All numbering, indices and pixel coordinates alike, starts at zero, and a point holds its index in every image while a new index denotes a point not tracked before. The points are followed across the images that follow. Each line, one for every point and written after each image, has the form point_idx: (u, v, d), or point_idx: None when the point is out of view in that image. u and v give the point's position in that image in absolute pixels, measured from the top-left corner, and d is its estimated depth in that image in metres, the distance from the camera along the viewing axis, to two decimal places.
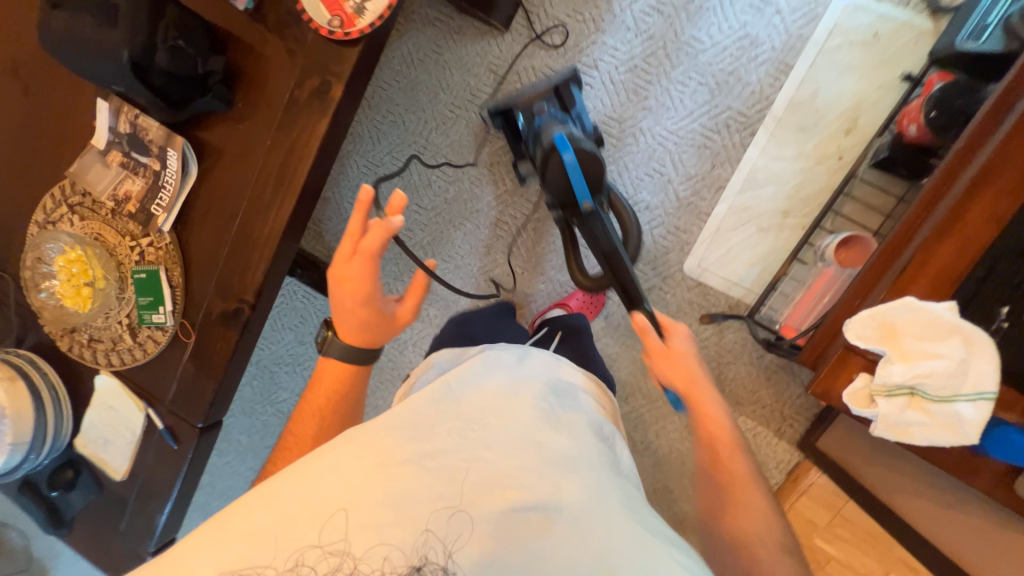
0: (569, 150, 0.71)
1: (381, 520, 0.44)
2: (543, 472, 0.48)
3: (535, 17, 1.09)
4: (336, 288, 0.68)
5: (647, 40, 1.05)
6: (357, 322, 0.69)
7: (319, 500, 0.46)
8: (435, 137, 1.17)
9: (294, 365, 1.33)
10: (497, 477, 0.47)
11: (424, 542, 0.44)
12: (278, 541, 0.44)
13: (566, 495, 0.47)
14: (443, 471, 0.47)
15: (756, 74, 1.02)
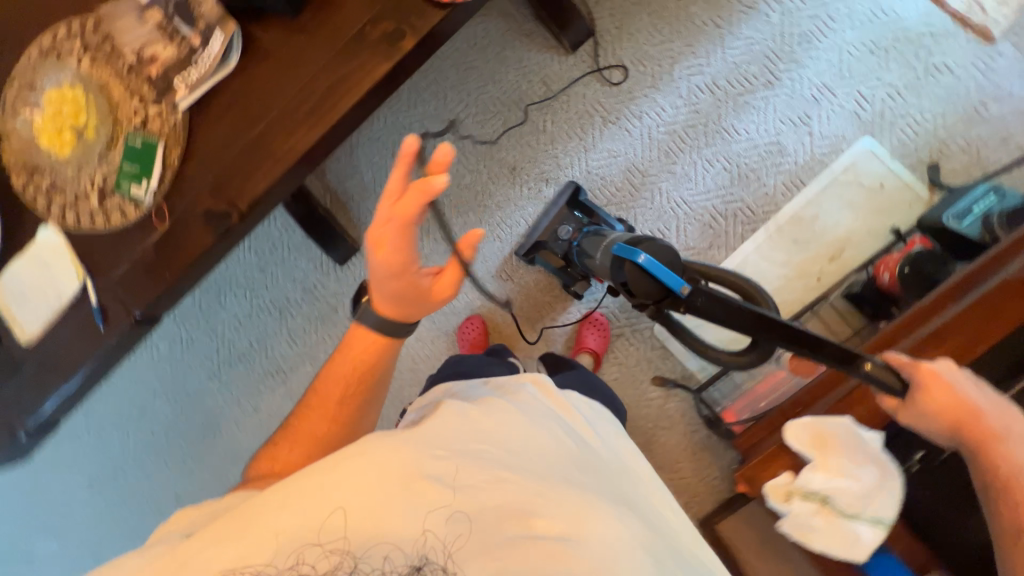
0: (635, 251, 0.57)
1: (382, 529, 0.45)
2: (563, 505, 0.49)
3: (602, 52, 1.14)
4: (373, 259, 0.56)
5: (692, 112, 1.12)
6: (396, 296, 0.58)
7: (312, 505, 0.45)
8: (470, 123, 1.17)
9: (247, 289, 1.28)
10: (520, 499, 0.49)
11: (428, 541, 0.46)
12: (278, 539, 0.44)
13: (584, 523, 0.49)
14: (451, 483, 0.48)
15: (774, 179, 1.10)
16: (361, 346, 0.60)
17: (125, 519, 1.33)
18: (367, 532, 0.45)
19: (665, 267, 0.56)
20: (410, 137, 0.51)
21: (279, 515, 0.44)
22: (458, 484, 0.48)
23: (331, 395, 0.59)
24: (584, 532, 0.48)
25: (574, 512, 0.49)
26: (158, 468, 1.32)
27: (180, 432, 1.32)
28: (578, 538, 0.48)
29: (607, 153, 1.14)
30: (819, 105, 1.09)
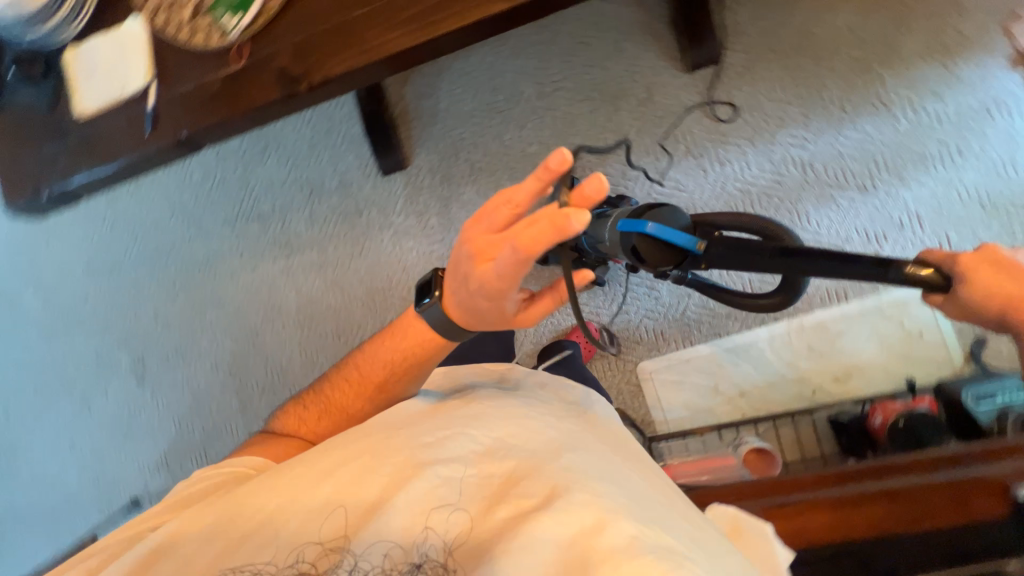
0: (643, 223, 0.63)
1: (377, 531, 0.49)
2: (545, 478, 0.50)
3: (717, 86, 1.10)
4: (471, 263, 0.54)
5: (775, 182, 1.08)
6: (472, 304, 0.57)
7: (309, 496, 0.52)
8: (560, 98, 1.17)
9: (292, 159, 1.30)
10: (496, 474, 0.52)
11: (427, 542, 0.49)
12: (289, 536, 0.50)
13: (566, 486, 0.48)
14: (438, 488, 0.50)
15: (818, 281, 1.07)
16: (418, 336, 0.64)
17: (108, 310, 1.43)
18: (360, 528, 0.49)
19: (671, 231, 0.63)
20: (563, 150, 0.48)
21: (273, 506, 0.52)
22: (445, 487, 0.51)
23: (373, 374, 0.66)
24: (573, 497, 0.47)
25: (555, 483, 0.49)
26: (151, 280, 1.40)
27: (182, 258, 1.38)
28: (569, 505, 0.47)
29: (676, 184, 1.11)
30: (901, 231, 1.04)
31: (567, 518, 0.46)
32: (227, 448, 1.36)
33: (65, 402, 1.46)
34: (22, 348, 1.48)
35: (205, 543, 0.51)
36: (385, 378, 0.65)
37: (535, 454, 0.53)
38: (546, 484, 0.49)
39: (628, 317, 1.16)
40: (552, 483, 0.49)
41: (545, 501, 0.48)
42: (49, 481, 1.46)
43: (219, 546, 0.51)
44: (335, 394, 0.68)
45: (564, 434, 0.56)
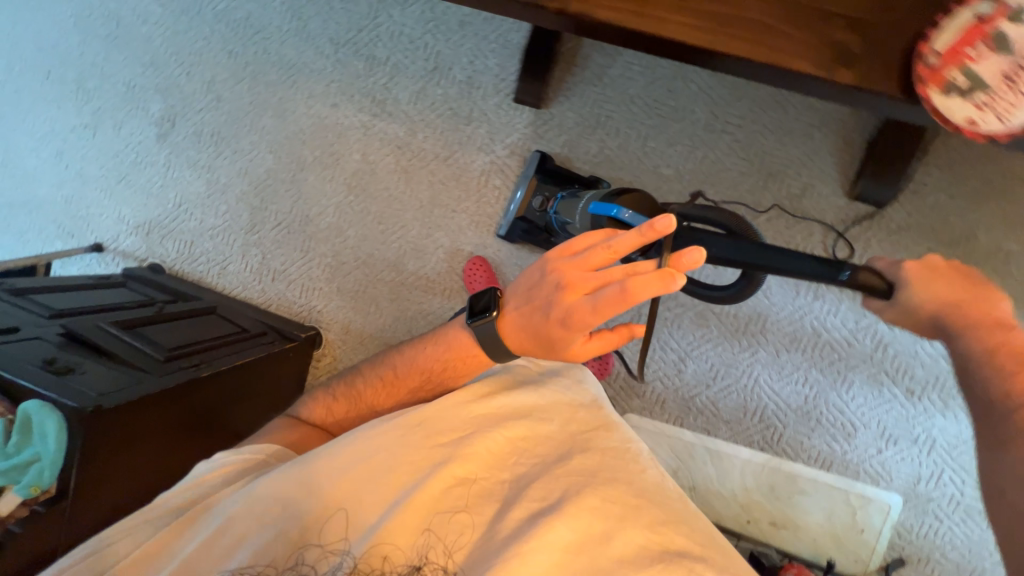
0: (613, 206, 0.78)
1: (382, 536, 0.65)
2: (545, 492, 0.69)
3: (861, 227, 1.06)
4: (557, 291, 0.60)
5: (843, 341, 1.08)
6: (542, 327, 0.62)
7: (328, 484, 0.69)
8: (722, 141, 1.08)
9: (434, 24, 1.16)
10: (487, 483, 0.71)
11: (425, 546, 0.66)
12: (299, 535, 0.67)
13: (559, 506, 0.67)
14: (442, 496, 0.69)
15: (818, 443, 1.11)
16: (464, 353, 0.74)
17: (163, 49, 1.27)
18: (373, 523, 0.66)
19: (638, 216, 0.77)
20: (665, 218, 0.52)
21: (286, 505, 0.68)
22: (447, 498, 0.69)
23: (409, 379, 0.80)
24: (582, 503, 0.67)
25: (544, 501, 0.68)
26: (223, 49, 1.25)
27: (266, 47, 1.23)
28: (565, 519, 0.66)
29: (764, 288, 1.10)
30: (911, 444, 1.08)
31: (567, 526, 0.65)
32: (217, 252, 1.30)
33: (73, 110, 1.33)
34: (55, 28, 1.31)
35: (234, 536, 0.66)
36: (416, 386, 0.80)
37: (532, 474, 0.72)
38: (535, 503, 0.68)
39: (645, 370, 1.16)
40: (547, 501, 0.68)
41: (542, 507, 0.67)
42: (22, 176, 1.36)
43: (241, 537, 0.66)
44: (369, 391, 0.83)
45: (579, 445, 0.76)
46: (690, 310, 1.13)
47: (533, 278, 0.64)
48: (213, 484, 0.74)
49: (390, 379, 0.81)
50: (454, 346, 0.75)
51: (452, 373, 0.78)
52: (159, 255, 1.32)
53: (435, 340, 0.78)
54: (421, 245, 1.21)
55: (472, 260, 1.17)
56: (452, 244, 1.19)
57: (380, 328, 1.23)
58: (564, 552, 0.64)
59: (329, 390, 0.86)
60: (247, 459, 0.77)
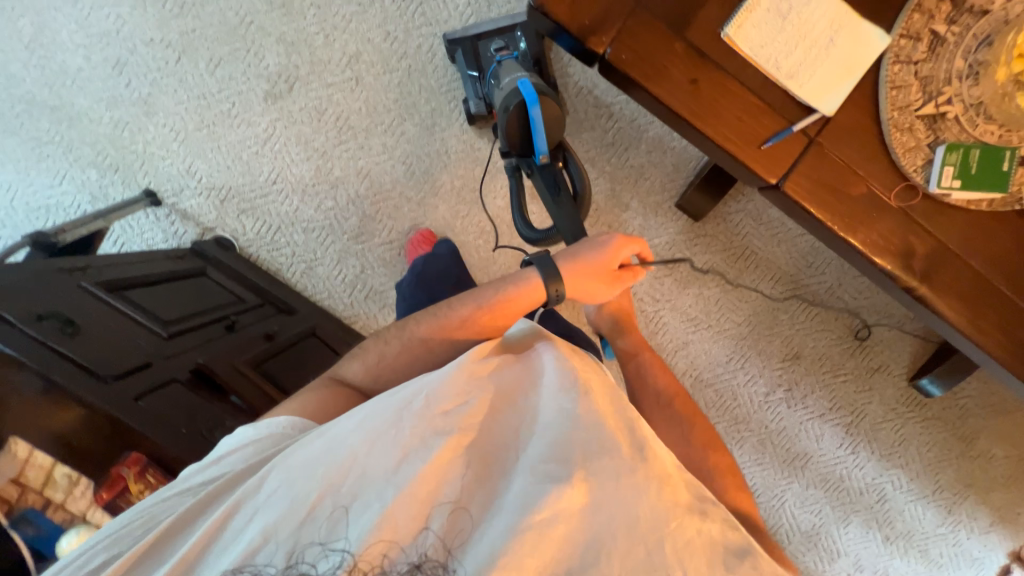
0: (533, 101, 0.75)
1: (382, 514, 0.44)
2: (554, 454, 0.48)
3: (905, 407, 1.23)
4: (609, 258, 0.69)
5: (856, 487, 1.27)
6: (601, 289, 0.70)
7: (311, 440, 0.49)
8: (835, 302, 1.18)
9: (626, 113, 1.09)
10: (494, 441, 0.51)
11: (426, 538, 0.44)
12: (279, 512, 0.44)
13: (585, 464, 0.47)
14: (437, 469, 0.47)
15: (810, 560, 1.30)
16: (527, 303, 0.67)
17: None
18: (368, 495, 0.45)
19: (537, 132, 0.77)
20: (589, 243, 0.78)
21: (268, 480, 0.47)
22: (444, 470, 0.47)
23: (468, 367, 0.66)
24: (597, 466, 0.47)
25: (552, 478, 0.46)
26: (379, 25, 1.05)
27: (434, 45, 1.06)
28: (569, 494, 0.45)
29: (817, 433, 1.24)
30: (870, 574, 1.30)
31: (567, 498, 0.45)
32: (304, 249, 1.13)
33: (153, 18, 1.04)
34: None
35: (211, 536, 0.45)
36: (471, 315, 0.66)
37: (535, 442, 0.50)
38: (529, 479, 0.47)
39: None
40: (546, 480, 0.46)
41: (544, 476, 0.47)
42: (57, 75, 1.06)
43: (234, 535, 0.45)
44: (419, 330, 0.66)
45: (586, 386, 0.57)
46: (754, 436, 1.24)
47: (590, 241, 0.70)
48: (227, 463, 0.53)
49: (443, 313, 0.66)
50: (527, 284, 0.67)
51: (519, 305, 0.67)
52: (230, 229, 1.12)
53: (517, 279, 0.68)
54: None
55: (423, 231, 1.10)
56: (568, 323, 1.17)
57: None
58: (567, 538, 0.44)
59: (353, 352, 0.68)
60: (267, 431, 0.56)
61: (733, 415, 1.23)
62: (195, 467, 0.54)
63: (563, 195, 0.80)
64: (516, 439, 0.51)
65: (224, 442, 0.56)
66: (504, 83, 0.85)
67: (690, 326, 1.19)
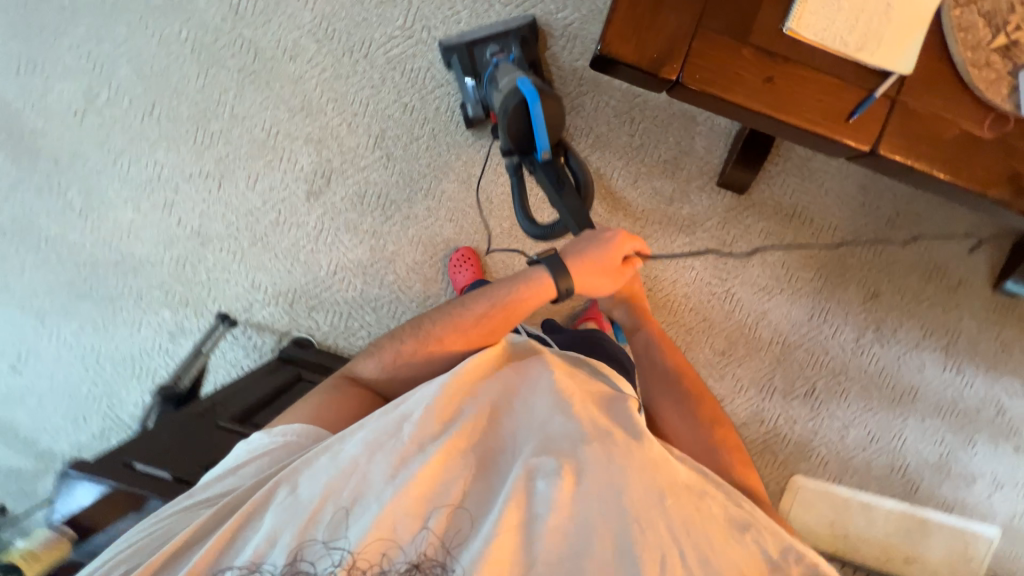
0: (533, 100, 0.81)
1: (378, 518, 0.54)
2: (542, 451, 0.60)
3: (999, 314, 1.20)
4: (611, 256, 0.77)
5: (973, 406, 1.23)
6: (604, 284, 0.79)
7: (321, 453, 0.58)
8: (897, 234, 1.17)
9: (646, 113, 1.11)
10: (486, 443, 0.62)
11: (423, 538, 0.54)
12: (292, 515, 0.54)
13: (575, 459, 0.59)
14: (437, 473, 0.58)
15: (948, 491, 1.26)
16: (533, 302, 0.77)
17: (317, 95, 1.08)
18: (368, 499, 0.55)
19: (541, 130, 0.82)
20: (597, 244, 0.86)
21: (288, 489, 0.56)
22: (443, 473, 0.58)
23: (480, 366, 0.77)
24: (587, 462, 0.59)
25: (546, 474, 0.58)
26: (395, 100, 1.09)
27: (450, 103, 1.09)
28: (560, 486, 0.57)
29: (918, 363, 1.22)
30: (1015, 489, 1.25)
31: (558, 490, 0.56)
32: (378, 327, 1.16)
33: (188, 155, 1.09)
34: (165, 54, 1.06)
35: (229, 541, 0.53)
36: (484, 312, 0.76)
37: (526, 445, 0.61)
38: (524, 478, 0.58)
39: (811, 435, 1.24)
40: (539, 479, 0.57)
41: (540, 475, 0.58)
42: (113, 232, 1.11)
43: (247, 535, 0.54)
44: (435, 329, 0.76)
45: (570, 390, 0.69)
46: (857, 382, 1.22)
47: (592, 239, 0.79)
48: (246, 471, 0.61)
49: (457, 312, 0.77)
50: (535, 283, 0.76)
51: (533, 302, 0.76)
52: (304, 327, 1.15)
53: (523, 278, 0.77)
54: None
55: (461, 250, 1.13)
56: None
57: None
58: (557, 518, 0.55)
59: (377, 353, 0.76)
60: (283, 439, 0.64)
61: (829, 370, 1.22)
62: (216, 473, 0.61)
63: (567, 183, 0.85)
64: (509, 445, 0.62)
65: (239, 449, 0.64)
66: (503, 85, 0.89)
67: (764, 296, 1.18)
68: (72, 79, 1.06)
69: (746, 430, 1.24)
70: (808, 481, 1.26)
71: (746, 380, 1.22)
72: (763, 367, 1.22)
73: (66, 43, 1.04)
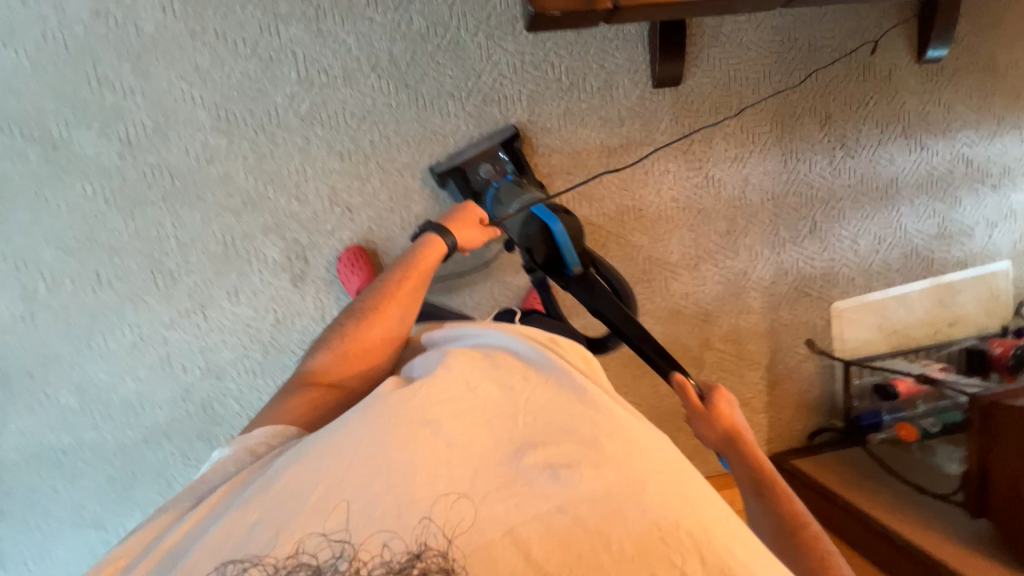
0: (556, 222, 0.91)
1: (375, 518, 0.53)
2: (553, 433, 0.59)
3: (933, 82, 1.29)
4: (472, 215, 1.01)
5: (946, 171, 1.34)
6: (472, 236, 1.00)
7: (329, 444, 0.59)
8: (824, 53, 1.23)
9: (563, 51, 1.11)
10: (492, 420, 0.61)
11: (415, 533, 0.53)
12: (284, 511, 0.54)
13: (589, 441, 0.58)
14: (436, 470, 0.56)
15: (956, 250, 1.38)
16: (425, 272, 0.94)
17: (251, 184, 1.03)
18: (361, 499, 0.54)
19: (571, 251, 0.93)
20: (680, 378, 0.90)
21: (293, 489, 0.55)
22: (444, 465, 0.57)
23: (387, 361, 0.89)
24: (602, 447, 0.57)
25: (555, 457, 0.57)
26: (328, 152, 1.05)
27: (381, 130, 1.06)
28: (567, 465, 0.56)
29: (888, 157, 1.30)
30: (1006, 221, 1.38)
31: (573, 474, 0.55)
32: None
33: (159, 302, 1.03)
34: (81, 218, 0.98)
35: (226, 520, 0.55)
36: (403, 278, 0.92)
37: (534, 428, 0.60)
38: (535, 462, 0.57)
39: (831, 263, 1.33)
40: (549, 463, 0.56)
41: (548, 464, 0.56)
42: (125, 411, 1.05)
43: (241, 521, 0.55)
44: (368, 300, 0.90)
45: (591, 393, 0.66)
46: (847, 199, 1.30)
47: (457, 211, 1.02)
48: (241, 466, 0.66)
49: (381, 286, 0.91)
50: (430, 243, 0.96)
51: (427, 262, 0.94)
52: None
53: (419, 243, 0.96)
54: (624, 255, 1.22)
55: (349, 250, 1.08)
56: (652, 242, 1.23)
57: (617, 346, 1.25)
58: (557, 481, 0.55)
59: (324, 344, 0.89)
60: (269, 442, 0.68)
61: (820, 200, 1.29)
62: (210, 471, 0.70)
63: (599, 288, 0.97)
64: (515, 426, 0.60)
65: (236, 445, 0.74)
66: (512, 205, 0.99)
67: (739, 164, 1.23)
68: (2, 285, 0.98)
69: (776, 287, 1.31)
70: (841, 302, 1.35)
71: (758, 244, 1.28)
72: (766, 227, 1.28)
73: None
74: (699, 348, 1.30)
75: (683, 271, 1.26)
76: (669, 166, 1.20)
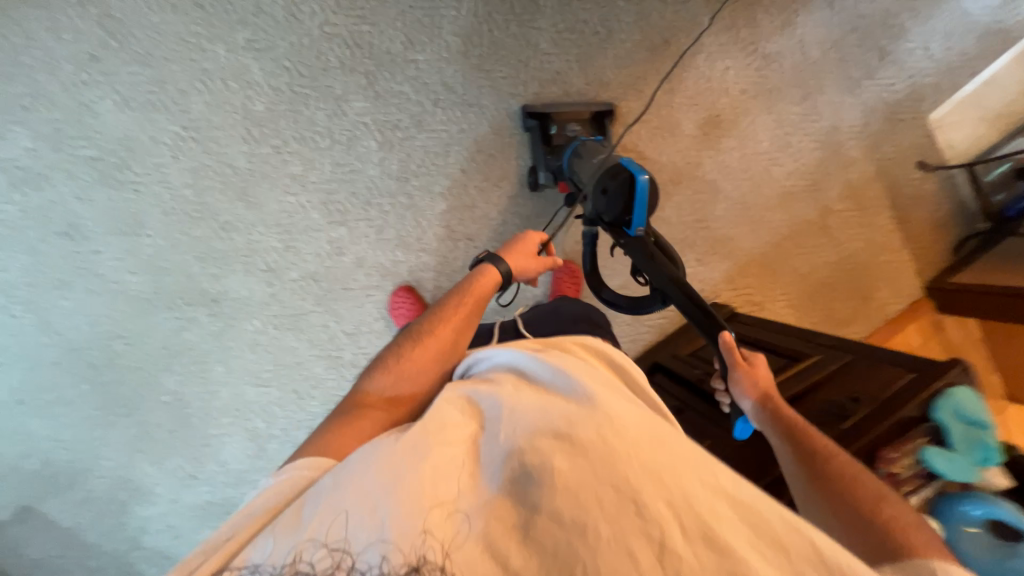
0: (640, 175, 0.77)
1: (370, 529, 0.43)
2: (571, 413, 0.49)
3: None
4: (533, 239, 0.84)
5: None
6: (534, 266, 0.83)
7: (343, 466, 0.52)
8: None
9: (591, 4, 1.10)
10: (507, 421, 0.51)
11: (397, 546, 0.42)
12: (291, 523, 0.45)
13: (612, 417, 0.48)
14: (439, 479, 0.46)
15: None
16: (484, 292, 0.76)
17: (383, 256, 1.09)
18: (357, 513, 0.44)
19: (642, 212, 0.78)
20: (726, 328, 0.70)
21: (297, 512, 0.47)
22: (445, 474, 0.47)
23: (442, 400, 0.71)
24: (627, 423, 0.47)
25: (546, 451, 0.45)
26: (432, 198, 1.10)
27: (467, 156, 1.10)
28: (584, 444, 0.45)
29: None
30: None
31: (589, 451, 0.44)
32: None
33: None
34: (264, 351, 1.07)
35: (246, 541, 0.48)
36: (460, 303, 0.74)
37: (529, 418, 0.50)
38: (518, 460, 0.46)
39: (913, 79, 1.29)
40: (532, 462, 0.45)
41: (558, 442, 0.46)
42: None
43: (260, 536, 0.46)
44: (421, 325, 0.72)
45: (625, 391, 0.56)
46: (904, 11, 1.26)
47: (518, 237, 0.85)
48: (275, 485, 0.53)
49: (433, 311, 0.73)
50: (490, 268, 0.78)
51: (484, 288, 0.76)
52: None
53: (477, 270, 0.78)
54: (721, 164, 1.23)
55: None
56: (741, 140, 1.23)
57: (745, 250, 1.28)
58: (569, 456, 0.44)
59: (379, 364, 0.69)
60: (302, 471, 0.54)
61: (879, 24, 1.25)
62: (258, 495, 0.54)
63: (659, 257, 0.78)
64: (505, 432, 0.50)
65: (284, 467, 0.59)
66: (599, 158, 0.91)
67: (791, 28, 1.21)
68: (229, 436, 1.08)
69: (869, 128, 1.29)
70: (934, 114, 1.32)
71: (839, 95, 1.26)
72: (840, 75, 1.25)
73: (198, 419, 1.06)
74: (822, 218, 1.30)
75: (779, 154, 1.25)
76: (727, 62, 1.19)
